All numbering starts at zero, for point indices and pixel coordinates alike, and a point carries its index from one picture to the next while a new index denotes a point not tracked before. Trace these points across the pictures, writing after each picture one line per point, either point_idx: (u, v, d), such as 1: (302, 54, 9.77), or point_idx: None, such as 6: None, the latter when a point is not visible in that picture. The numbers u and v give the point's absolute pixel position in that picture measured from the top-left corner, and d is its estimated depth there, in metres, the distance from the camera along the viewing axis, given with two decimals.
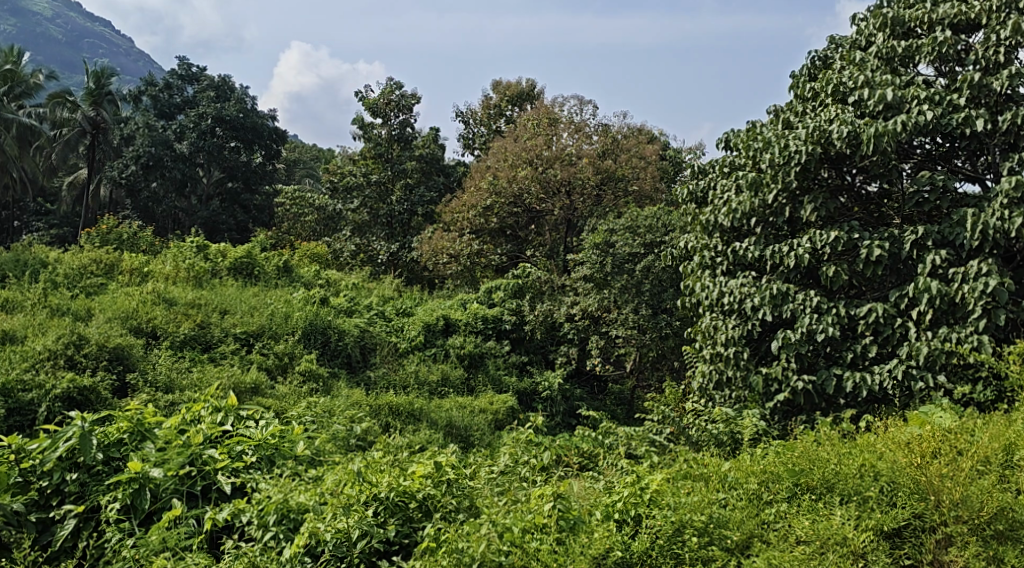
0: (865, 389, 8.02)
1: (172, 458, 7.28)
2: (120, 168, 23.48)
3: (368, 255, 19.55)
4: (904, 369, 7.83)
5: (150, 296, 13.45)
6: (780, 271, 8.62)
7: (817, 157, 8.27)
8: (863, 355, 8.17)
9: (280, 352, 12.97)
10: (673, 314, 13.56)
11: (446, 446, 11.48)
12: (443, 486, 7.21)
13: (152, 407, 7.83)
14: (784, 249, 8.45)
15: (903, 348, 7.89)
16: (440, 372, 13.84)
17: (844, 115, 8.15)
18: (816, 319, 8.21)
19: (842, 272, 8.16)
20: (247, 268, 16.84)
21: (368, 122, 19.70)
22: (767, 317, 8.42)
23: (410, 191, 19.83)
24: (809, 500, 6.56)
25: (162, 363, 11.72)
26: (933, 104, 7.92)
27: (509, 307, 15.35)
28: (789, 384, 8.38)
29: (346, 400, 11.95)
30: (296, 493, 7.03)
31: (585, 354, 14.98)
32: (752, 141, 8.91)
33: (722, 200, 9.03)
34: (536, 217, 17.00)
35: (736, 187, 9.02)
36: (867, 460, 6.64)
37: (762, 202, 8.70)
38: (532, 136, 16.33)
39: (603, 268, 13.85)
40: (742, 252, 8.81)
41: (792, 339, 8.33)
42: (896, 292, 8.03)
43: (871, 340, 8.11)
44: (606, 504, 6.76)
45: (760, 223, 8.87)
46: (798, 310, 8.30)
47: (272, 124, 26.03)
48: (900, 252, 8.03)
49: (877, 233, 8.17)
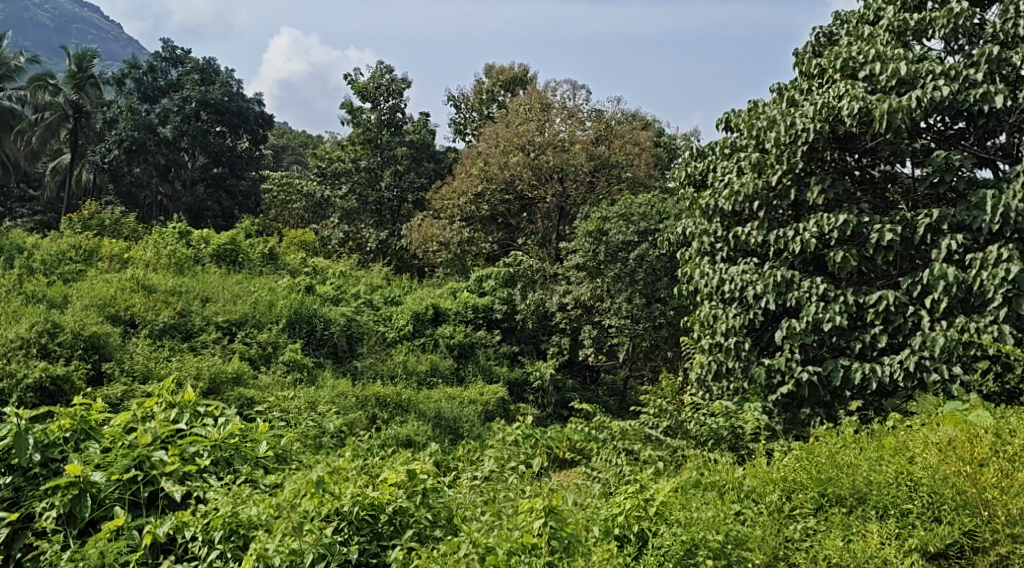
0: (874, 382, 7.66)
1: (115, 462, 6.99)
2: (103, 153, 23.26)
3: (357, 242, 19.15)
4: (916, 360, 7.48)
5: (129, 283, 13.03)
6: (784, 257, 8.26)
7: (826, 135, 7.91)
8: (872, 345, 7.83)
9: (263, 341, 12.57)
10: (667, 303, 13.18)
11: (434, 440, 11.14)
12: (418, 497, 6.92)
13: (99, 401, 7.49)
14: (789, 233, 8.08)
15: (916, 338, 7.53)
16: (429, 362, 13.45)
17: (855, 90, 7.77)
18: (823, 308, 7.86)
19: (851, 258, 7.80)
20: (231, 255, 16.44)
21: (357, 107, 19.27)
22: (770, 306, 8.06)
23: (400, 177, 19.42)
24: (841, 514, 6.24)
25: (140, 353, 11.33)
26: (949, 80, 7.57)
27: (500, 296, 14.98)
28: (793, 376, 8.01)
29: (331, 390, 11.57)
30: (245, 505, 6.72)
31: (577, 344, 14.61)
32: (756, 120, 8.53)
33: (724, 183, 8.66)
34: (527, 205, 16.58)
35: (738, 169, 8.66)
36: (903, 468, 6.32)
37: (765, 183, 8.33)
38: (524, 121, 15.91)
39: (596, 256, 13.49)
40: (743, 237, 8.42)
41: (797, 329, 7.95)
42: (909, 279, 7.66)
43: (881, 329, 7.76)
44: (604, 518, 6.51)
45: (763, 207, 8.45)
46: (803, 299, 7.95)
47: (258, 109, 25.61)
48: (914, 236, 7.66)
49: (888, 216, 7.82)
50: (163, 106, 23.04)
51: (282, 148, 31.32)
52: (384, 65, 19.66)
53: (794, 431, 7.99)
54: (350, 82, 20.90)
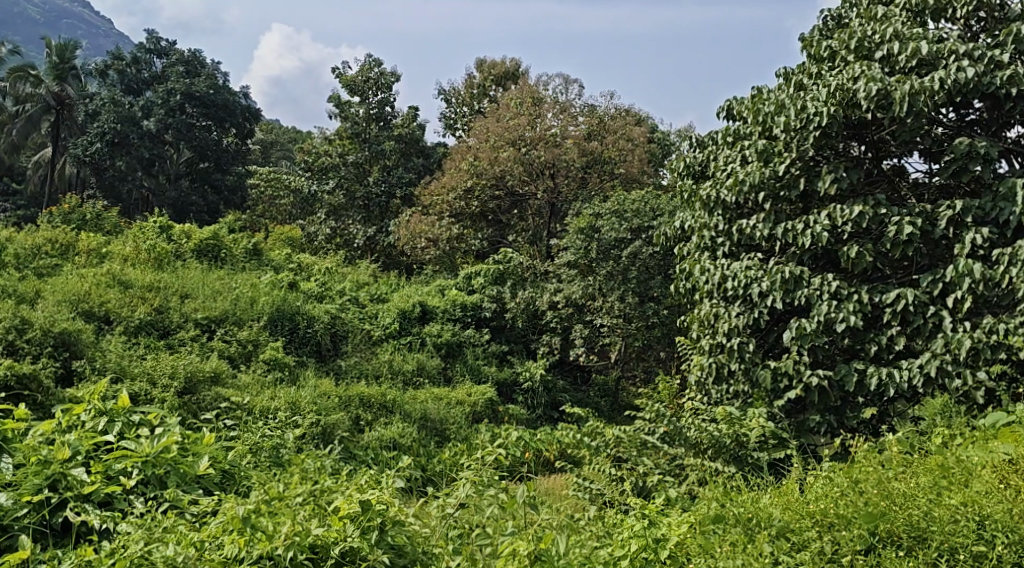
0: (892, 387, 7.23)
1: (27, 482, 6.73)
2: (83, 146, 22.72)
3: (344, 238, 18.64)
4: (938, 365, 7.04)
5: (104, 278, 12.51)
6: (792, 252, 7.84)
7: (840, 119, 7.50)
8: (888, 347, 7.39)
9: (243, 339, 12.07)
10: (661, 302, 12.73)
11: (418, 443, 10.71)
12: (373, 535, 6.41)
13: (24, 409, 7.29)
14: (799, 226, 7.64)
15: (937, 340, 7.09)
16: (415, 361, 12.99)
17: (872, 71, 7.37)
18: (835, 307, 7.43)
19: (866, 253, 7.38)
20: (212, 251, 15.94)
21: (345, 99, 18.80)
22: (778, 304, 7.62)
23: (388, 172, 18.96)
24: (898, 556, 5.66)
25: (114, 351, 10.84)
26: (973, 61, 7.16)
27: (489, 293, 14.52)
28: (801, 380, 7.55)
29: (313, 390, 11.07)
30: (160, 544, 6.24)
31: (568, 344, 14.18)
32: (762, 105, 8.12)
33: (727, 173, 8.23)
34: (519, 201, 16.12)
35: (742, 157, 8.24)
36: (970, 499, 5.78)
37: (772, 172, 7.90)
38: (515, 115, 15.47)
39: (588, 253, 13.07)
40: (748, 230, 7.98)
41: (807, 329, 7.49)
42: (928, 277, 7.23)
43: (898, 330, 7.32)
44: (603, 561, 6.15)
45: (770, 198, 8.02)
46: (814, 297, 7.50)
47: (244, 102, 25.10)
48: (934, 230, 7.24)
49: (907, 208, 7.39)
50: (147, 99, 22.70)
51: (270, 144, 30.76)
52: (372, 57, 19.23)
53: (803, 439, 7.53)
54: (338, 75, 20.43)
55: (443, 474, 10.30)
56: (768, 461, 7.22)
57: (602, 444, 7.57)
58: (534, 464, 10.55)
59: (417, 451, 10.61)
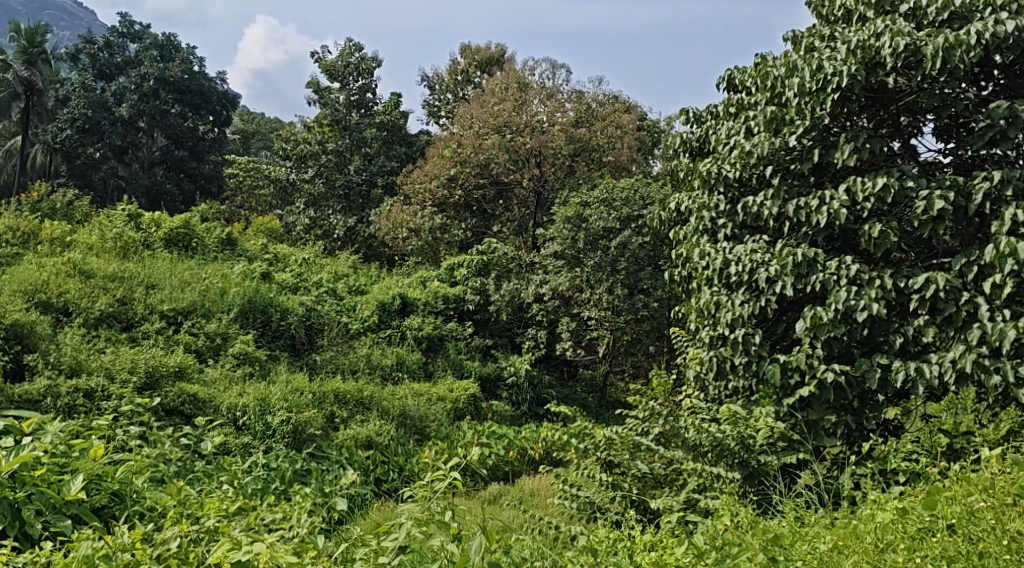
0: (920, 384, 6.56)
1: None
2: (54, 131, 21.63)
3: (324, 230, 18.02)
4: (974, 360, 6.37)
5: (64, 267, 11.73)
6: (803, 233, 7.21)
7: (862, 80, 6.89)
8: (915, 339, 6.75)
9: (211, 332, 11.36)
10: (651, 295, 12.09)
11: (396, 442, 9.98)
12: None
13: None
14: (813, 203, 7.01)
15: (973, 331, 6.43)
16: (395, 355, 12.31)
17: (899, 26, 6.79)
18: (855, 294, 6.76)
19: (891, 232, 6.76)
20: (183, 239, 15.14)
21: (324, 85, 18.08)
22: (789, 290, 6.98)
23: (369, 161, 18.23)
24: None
25: (70, 344, 10.10)
26: (1011, 15, 6.57)
27: (473, 285, 13.83)
28: (815, 376, 6.87)
29: (284, 386, 10.36)
30: None
31: (554, 337, 13.56)
32: (772, 69, 7.50)
33: (731, 145, 7.61)
34: (504, 190, 15.36)
35: (747, 129, 7.63)
36: None
37: (782, 143, 7.28)
38: (501, 101, 14.68)
39: (576, 243, 12.45)
40: (755, 208, 7.35)
41: (823, 318, 6.83)
42: (961, 260, 6.59)
43: (926, 320, 6.67)
44: None
45: (779, 172, 7.41)
46: (830, 282, 6.85)
47: (221, 88, 24.37)
48: (968, 206, 6.60)
49: (936, 182, 6.76)
50: (120, 83, 21.98)
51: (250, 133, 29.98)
52: (352, 42, 18.54)
53: (816, 441, 6.87)
54: (318, 60, 19.70)
55: (419, 476, 9.60)
56: (778, 466, 6.55)
57: (590, 447, 7.02)
58: (517, 463, 10.04)
59: (394, 450, 9.89)
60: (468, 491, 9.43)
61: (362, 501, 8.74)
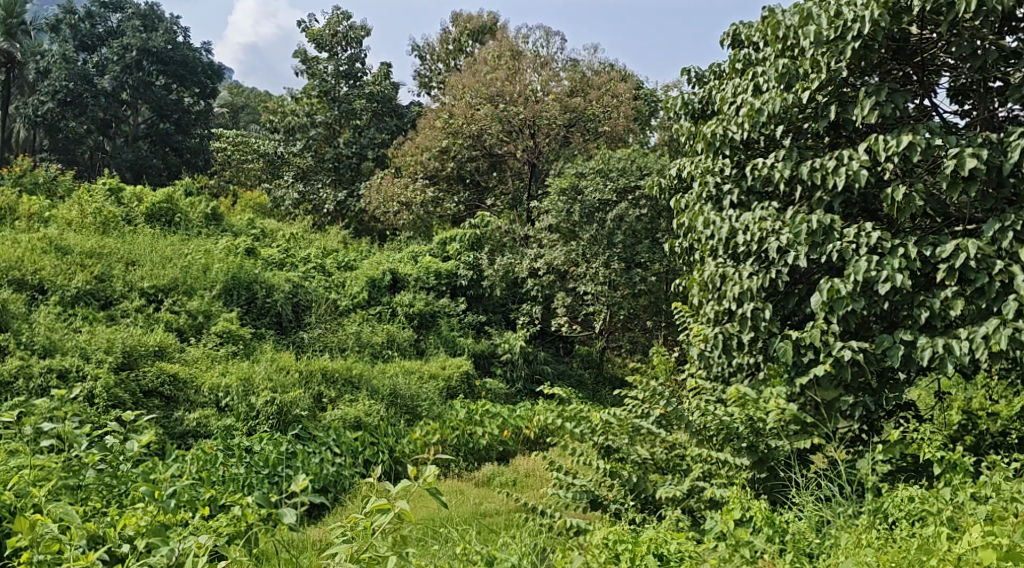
0: (948, 360, 6.11)
1: None
2: (35, 105, 20.93)
3: (312, 204, 17.37)
4: (1008, 333, 5.92)
5: (39, 243, 11.23)
6: (818, 197, 6.75)
7: (885, 28, 6.41)
8: (942, 312, 6.28)
9: (193, 310, 10.87)
10: (648, 268, 11.66)
11: (386, 421, 9.52)
12: None
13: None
14: (829, 165, 6.55)
15: (1006, 302, 5.98)
16: (385, 332, 11.85)
17: None
18: (876, 264, 6.30)
19: (916, 194, 6.30)
20: (166, 215, 14.58)
21: (312, 56, 17.55)
22: (802, 260, 6.54)
23: (360, 133, 17.72)
24: None
25: (43, 322, 9.64)
26: None
27: (465, 260, 13.32)
28: (832, 352, 6.43)
29: (270, 365, 9.92)
30: None
31: (550, 313, 13.14)
32: (785, 19, 7.03)
33: (738, 104, 7.15)
34: (497, 162, 14.90)
35: (755, 85, 7.15)
36: None
37: (795, 100, 6.81)
38: (493, 69, 14.11)
39: (570, 216, 12.01)
40: (766, 171, 6.89)
41: (841, 290, 6.38)
42: (992, 226, 6.13)
43: (955, 291, 6.20)
44: None
45: (792, 132, 6.96)
46: (848, 251, 6.41)
47: (207, 60, 23.79)
48: (1001, 165, 6.14)
49: (965, 140, 6.29)
50: (102, 55, 21.46)
51: (238, 107, 29.43)
52: (340, 10, 17.97)
53: (832, 421, 6.44)
54: (305, 29, 19.14)
55: (412, 459, 9.07)
56: (791, 451, 6.10)
57: (586, 431, 6.50)
58: (510, 443, 9.71)
59: (384, 430, 9.30)
60: (460, 474, 9.00)
61: (349, 483, 8.44)
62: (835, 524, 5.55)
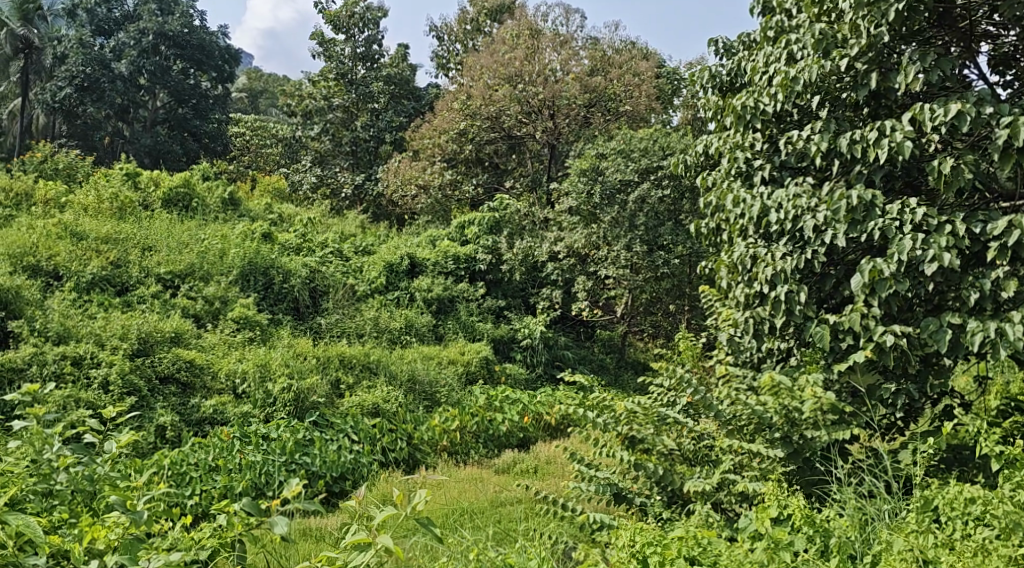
0: (999, 343, 5.83)
1: None
2: (52, 90, 20.77)
3: (331, 188, 16.93)
4: None
5: (55, 229, 11.07)
6: (857, 172, 6.46)
7: None
8: (992, 293, 6.00)
9: (210, 296, 10.66)
10: (671, 251, 11.39)
11: (405, 407, 9.29)
12: None
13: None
14: (870, 136, 6.26)
15: None
16: (403, 317, 11.62)
17: None
18: (921, 243, 6.02)
19: (964, 167, 6.01)
20: (183, 199, 14.37)
21: (329, 37, 17.28)
22: (841, 238, 6.27)
23: (377, 116, 17.46)
24: None
25: (58, 309, 9.45)
26: None
27: (484, 244, 13.02)
28: (872, 336, 6.15)
29: (286, 351, 9.70)
30: None
31: (570, 297, 12.89)
32: None
33: (770, 73, 6.87)
34: (516, 144, 14.64)
35: (789, 54, 6.87)
36: None
37: (832, 68, 6.52)
38: (512, 48, 13.81)
39: (591, 198, 11.75)
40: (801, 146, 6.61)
41: (883, 270, 6.10)
42: None
43: (1007, 271, 5.92)
44: None
45: (829, 103, 6.69)
46: (891, 229, 6.14)
47: (224, 43, 23.67)
48: None
49: (1016, 109, 6.01)
50: (119, 39, 21.33)
51: (256, 92, 29.24)
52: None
53: (871, 409, 6.17)
54: (322, 11, 18.90)
55: (431, 446, 8.85)
56: (828, 442, 5.84)
57: (610, 421, 6.25)
58: (529, 431, 9.49)
59: (403, 418, 9.05)
60: (480, 463, 8.77)
61: (367, 472, 8.19)
62: (879, 523, 5.30)
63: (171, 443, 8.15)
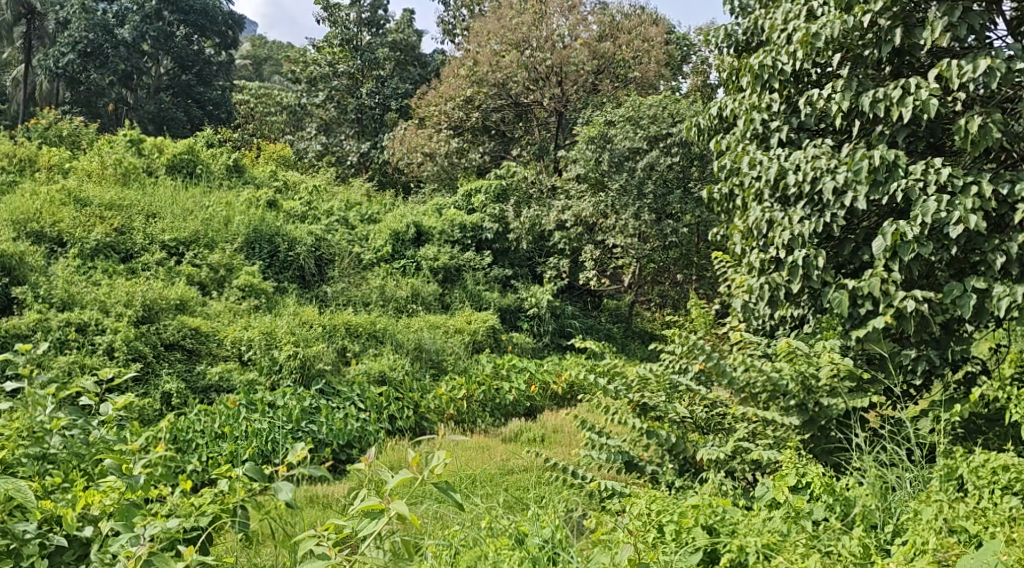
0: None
1: None
2: (55, 56, 20.59)
3: (336, 156, 16.85)
4: None
5: (58, 194, 10.94)
6: (879, 133, 6.33)
7: None
8: (1017, 256, 5.89)
9: (214, 263, 10.55)
10: (680, 219, 11.26)
11: (412, 375, 9.21)
12: None
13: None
14: (894, 94, 6.10)
15: None
16: (409, 286, 11.50)
17: None
18: (946, 205, 5.90)
19: (992, 125, 5.87)
20: (187, 166, 14.21)
21: (333, 3, 17.06)
22: (861, 200, 6.16)
23: (383, 83, 17.25)
24: None
25: (62, 275, 9.36)
26: None
27: (491, 212, 12.83)
28: (893, 301, 6.04)
29: (292, 319, 9.59)
30: None
31: (578, 266, 12.77)
32: None
33: (790, 31, 6.70)
34: (523, 111, 14.35)
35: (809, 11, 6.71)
36: None
37: (854, 24, 6.36)
38: (519, 13, 13.60)
39: (600, 165, 11.61)
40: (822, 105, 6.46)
41: (906, 232, 5.97)
42: None
43: None
44: None
45: (849, 62, 6.53)
46: (915, 190, 6.00)
47: (226, 8, 23.50)
48: None
49: None
50: (122, 5, 21.15)
51: (260, 60, 28.99)
52: None
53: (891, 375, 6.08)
54: None
55: (439, 415, 8.77)
56: (846, 409, 5.74)
57: (621, 388, 6.18)
58: (535, 400, 9.41)
59: (409, 386, 8.96)
60: (488, 432, 8.72)
61: (374, 440, 8.11)
62: (899, 492, 5.23)
63: (177, 410, 8.08)
